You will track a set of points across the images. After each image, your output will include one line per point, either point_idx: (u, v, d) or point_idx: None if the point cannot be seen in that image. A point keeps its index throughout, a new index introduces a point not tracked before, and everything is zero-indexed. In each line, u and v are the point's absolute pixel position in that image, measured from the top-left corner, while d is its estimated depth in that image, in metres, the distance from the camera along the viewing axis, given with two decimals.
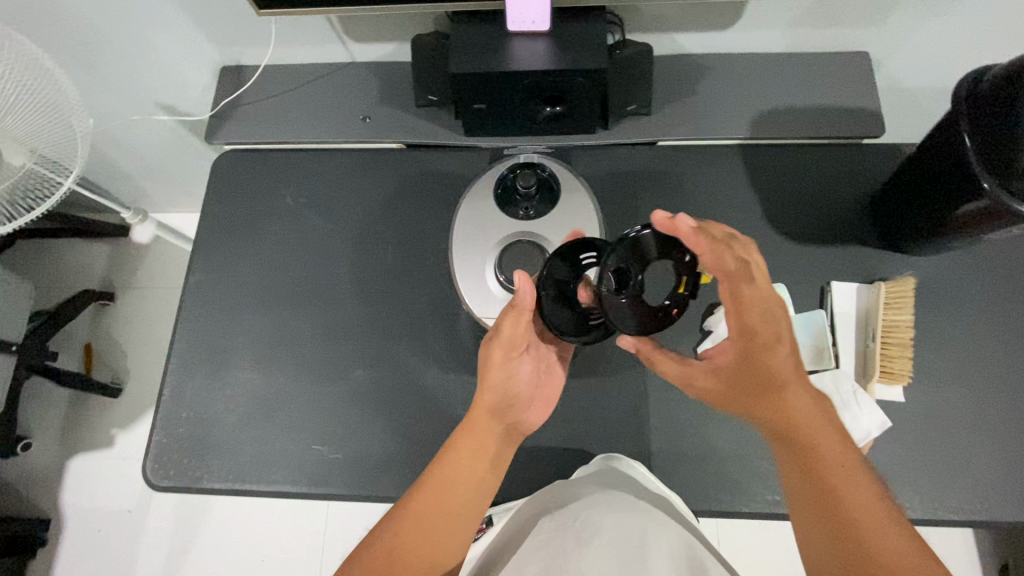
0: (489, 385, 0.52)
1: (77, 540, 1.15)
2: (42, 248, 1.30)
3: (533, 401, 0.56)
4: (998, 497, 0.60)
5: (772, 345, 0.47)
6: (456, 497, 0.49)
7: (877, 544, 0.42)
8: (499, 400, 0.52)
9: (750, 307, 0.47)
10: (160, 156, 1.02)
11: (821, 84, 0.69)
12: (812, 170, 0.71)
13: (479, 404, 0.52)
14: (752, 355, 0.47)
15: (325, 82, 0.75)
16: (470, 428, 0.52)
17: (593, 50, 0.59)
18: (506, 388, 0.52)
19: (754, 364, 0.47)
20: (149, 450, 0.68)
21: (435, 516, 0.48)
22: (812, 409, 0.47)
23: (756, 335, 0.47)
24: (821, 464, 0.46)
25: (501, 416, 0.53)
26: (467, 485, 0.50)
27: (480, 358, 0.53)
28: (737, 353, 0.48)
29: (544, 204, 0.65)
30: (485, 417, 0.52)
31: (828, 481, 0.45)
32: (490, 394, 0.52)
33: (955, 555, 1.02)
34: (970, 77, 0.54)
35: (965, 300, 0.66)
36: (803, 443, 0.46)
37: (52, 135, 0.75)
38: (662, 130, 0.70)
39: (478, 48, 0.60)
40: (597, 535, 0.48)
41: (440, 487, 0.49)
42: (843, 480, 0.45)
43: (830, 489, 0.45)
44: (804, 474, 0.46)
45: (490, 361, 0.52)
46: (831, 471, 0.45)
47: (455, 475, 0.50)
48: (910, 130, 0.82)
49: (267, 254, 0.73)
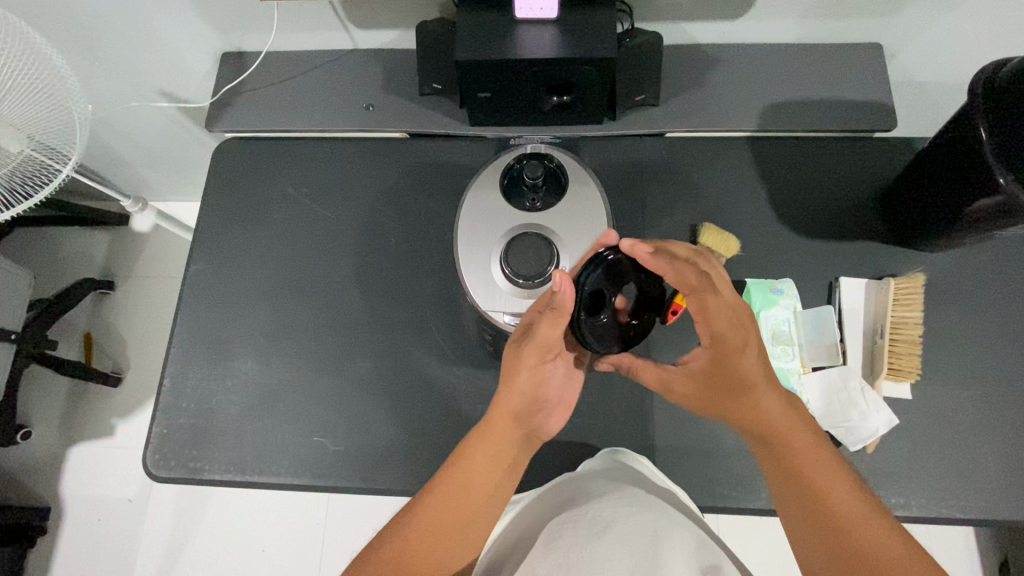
0: (518, 388, 0.52)
1: (77, 529, 1.15)
2: (40, 235, 1.29)
3: (556, 406, 0.57)
4: (1005, 495, 0.60)
5: (741, 350, 0.48)
6: (471, 499, 0.49)
7: (863, 541, 0.43)
8: (524, 405, 0.52)
9: (718, 316, 0.48)
10: (160, 143, 1.01)
11: (833, 76, 0.68)
12: (822, 164, 0.70)
13: (502, 408, 0.52)
14: (725, 360, 0.48)
15: (328, 69, 0.73)
16: (488, 431, 0.51)
17: (603, 38, 0.58)
18: (533, 392, 0.53)
19: (728, 370, 0.48)
20: (150, 441, 0.67)
21: (449, 520, 0.48)
22: (787, 409, 0.48)
23: (726, 339, 0.48)
24: (799, 464, 0.46)
25: (523, 420, 0.53)
26: (483, 490, 0.50)
27: (509, 359, 0.53)
28: (709, 358, 0.49)
29: (551, 196, 0.64)
30: (506, 420, 0.52)
31: (808, 482, 0.46)
32: (517, 397, 0.52)
33: (952, 550, 1.03)
34: (989, 68, 0.52)
35: (975, 298, 0.65)
36: (780, 447, 0.47)
37: (52, 123, 0.74)
38: (671, 121, 0.68)
39: (485, 35, 0.58)
40: (609, 531, 0.48)
41: (455, 490, 0.49)
42: (823, 480, 0.45)
43: (810, 490, 0.45)
44: (784, 477, 0.47)
45: (522, 364, 0.52)
46: (810, 471, 0.46)
47: (470, 478, 0.50)
48: (921, 125, 0.80)
49: (268, 244, 0.73)
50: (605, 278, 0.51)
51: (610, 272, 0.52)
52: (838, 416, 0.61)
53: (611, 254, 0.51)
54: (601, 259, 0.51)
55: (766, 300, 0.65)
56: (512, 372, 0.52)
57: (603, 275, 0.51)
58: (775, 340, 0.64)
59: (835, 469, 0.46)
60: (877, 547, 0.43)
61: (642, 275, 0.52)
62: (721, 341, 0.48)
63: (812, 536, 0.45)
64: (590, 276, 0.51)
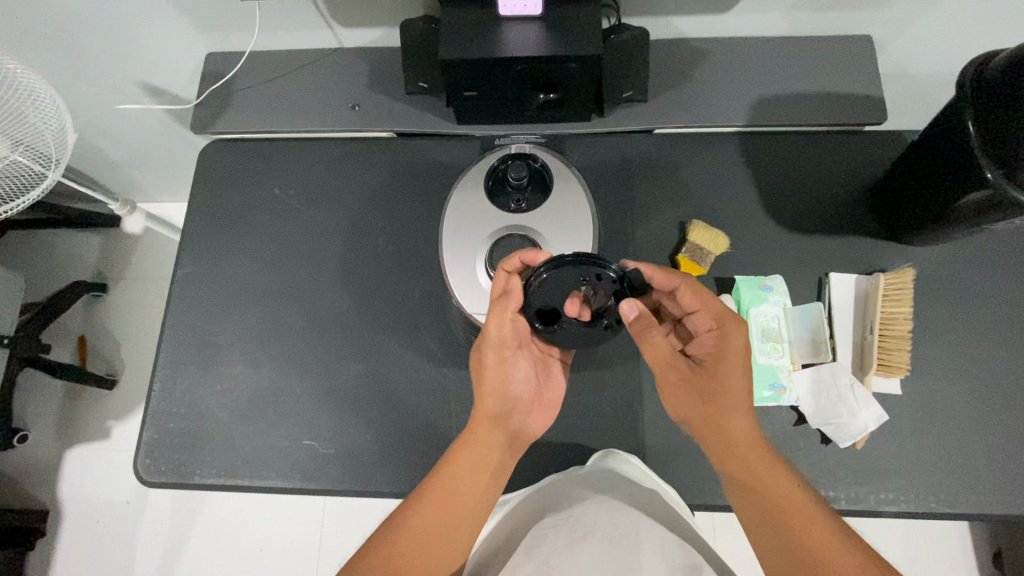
0: (487, 387, 0.55)
1: (76, 531, 1.15)
2: (32, 238, 1.28)
3: (535, 406, 0.59)
4: (994, 489, 0.60)
5: (725, 363, 0.54)
6: (458, 506, 0.51)
7: (819, 548, 0.48)
8: (498, 404, 0.55)
9: (727, 327, 0.54)
10: (148, 145, 1.00)
11: (823, 70, 0.67)
12: (811, 159, 0.69)
13: (482, 411, 0.55)
14: (721, 345, 0.55)
15: (313, 69, 0.72)
16: (472, 440, 0.54)
17: (588, 35, 0.57)
18: (502, 390, 0.56)
19: (721, 354, 0.54)
20: (140, 446, 0.67)
21: (434, 527, 0.50)
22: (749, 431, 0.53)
23: (725, 322, 0.54)
24: (761, 485, 0.51)
25: (503, 424, 0.56)
26: (471, 492, 0.52)
27: (476, 360, 0.57)
28: (711, 341, 0.55)
29: (537, 196, 0.64)
30: (487, 424, 0.55)
31: (772, 501, 0.50)
32: (489, 396, 0.55)
33: (946, 543, 1.03)
34: (972, 65, 0.52)
35: (966, 291, 0.65)
36: (741, 465, 0.52)
37: (25, 122, 0.73)
38: (659, 117, 0.68)
39: (469, 33, 0.57)
40: (591, 537, 0.49)
41: (443, 497, 0.51)
42: (785, 499, 0.50)
43: (774, 506, 0.50)
44: (747, 493, 0.51)
45: (484, 365, 0.56)
46: (772, 490, 0.51)
47: (456, 486, 0.52)
48: (913, 116, 0.80)
49: (256, 247, 0.72)
50: (551, 285, 0.55)
51: (567, 275, 0.54)
52: (828, 412, 0.61)
53: (571, 258, 0.53)
54: (542, 273, 0.53)
55: (755, 297, 0.64)
56: (479, 373, 0.56)
57: (559, 278, 0.54)
58: (765, 337, 0.63)
59: (799, 494, 0.50)
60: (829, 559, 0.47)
61: (580, 274, 0.54)
62: (720, 328, 0.55)
63: (772, 547, 0.50)
64: (542, 281, 0.54)
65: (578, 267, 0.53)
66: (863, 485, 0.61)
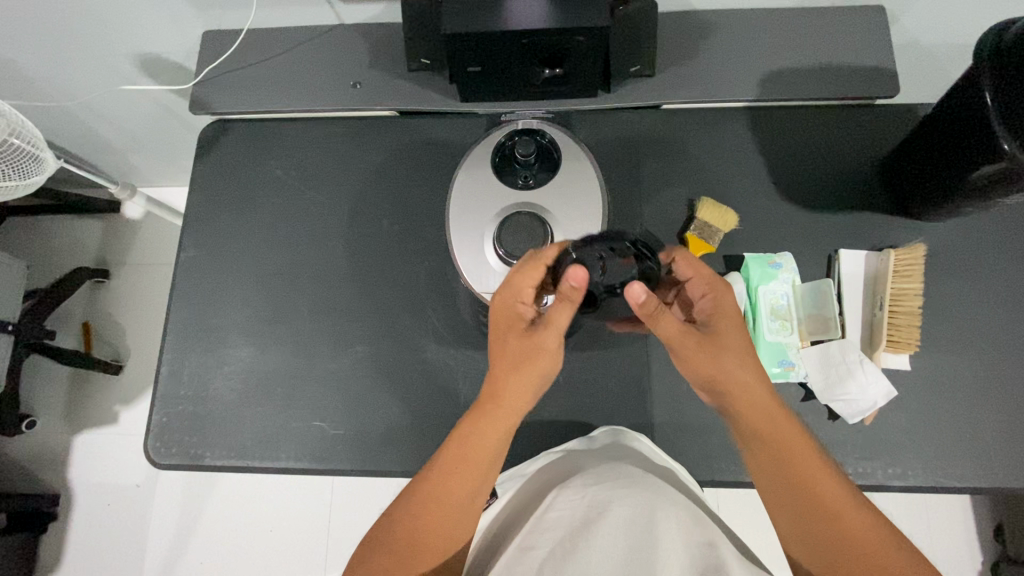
0: (535, 369, 0.53)
1: (86, 514, 1.16)
2: (32, 226, 1.28)
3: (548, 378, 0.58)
4: (1002, 463, 0.60)
5: (725, 326, 0.53)
6: (474, 475, 0.51)
7: (830, 500, 0.48)
8: (538, 382, 0.54)
9: (721, 289, 0.54)
10: (147, 128, 0.99)
11: (837, 42, 0.65)
12: (820, 134, 0.68)
13: (517, 387, 0.53)
14: (719, 304, 0.54)
15: (310, 47, 0.70)
16: (498, 411, 0.52)
17: (595, 6, 0.55)
18: (545, 371, 0.54)
19: (720, 311, 0.53)
20: (150, 429, 0.67)
21: (454, 494, 0.50)
22: (759, 386, 0.51)
23: (719, 285, 0.54)
24: (771, 438, 0.50)
25: (532, 396, 0.54)
26: (489, 461, 0.52)
27: (498, 338, 0.55)
28: (709, 303, 0.54)
29: (544, 172, 0.63)
30: (518, 392, 0.53)
31: (790, 461, 0.49)
32: (533, 374, 0.53)
33: (947, 518, 1.04)
34: (995, 29, 0.50)
35: (977, 268, 0.64)
36: (751, 421, 0.51)
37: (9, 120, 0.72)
38: (667, 93, 0.66)
39: (472, 5, 0.55)
40: (607, 513, 0.49)
41: (462, 466, 0.51)
42: (816, 478, 0.48)
43: (786, 461, 0.49)
44: (776, 471, 0.50)
45: (539, 345, 0.53)
46: (800, 466, 0.49)
47: (478, 457, 0.51)
48: (925, 88, 0.78)
49: (259, 229, 0.71)
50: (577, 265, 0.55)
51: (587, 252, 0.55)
52: (837, 389, 0.60)
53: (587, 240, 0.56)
54: (571, 254, 0.55)
55: (764, 275, 0.64)
56: (526, 356, 0.53)
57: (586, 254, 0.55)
58: (773, 314, 0.63)
59: (813, 451, 0.49)
60: (844, 513, 0.47)
61: (601, 251, 0.55)
62: (713, 291, 0.54)
63: (784, 501, 0.49)
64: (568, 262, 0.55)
65: (595, 245, 0.56)
66: (870, 460, 0.61)
